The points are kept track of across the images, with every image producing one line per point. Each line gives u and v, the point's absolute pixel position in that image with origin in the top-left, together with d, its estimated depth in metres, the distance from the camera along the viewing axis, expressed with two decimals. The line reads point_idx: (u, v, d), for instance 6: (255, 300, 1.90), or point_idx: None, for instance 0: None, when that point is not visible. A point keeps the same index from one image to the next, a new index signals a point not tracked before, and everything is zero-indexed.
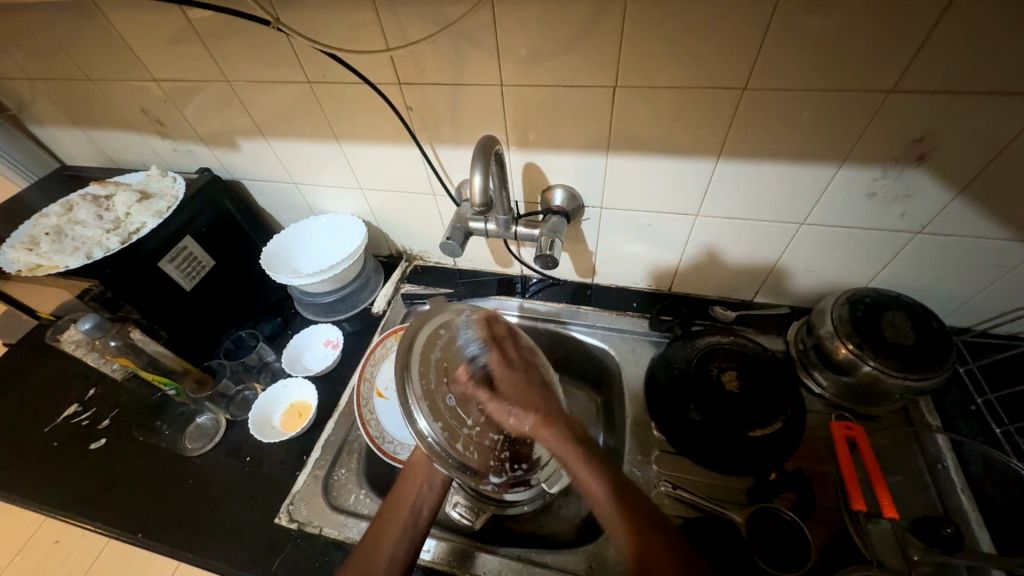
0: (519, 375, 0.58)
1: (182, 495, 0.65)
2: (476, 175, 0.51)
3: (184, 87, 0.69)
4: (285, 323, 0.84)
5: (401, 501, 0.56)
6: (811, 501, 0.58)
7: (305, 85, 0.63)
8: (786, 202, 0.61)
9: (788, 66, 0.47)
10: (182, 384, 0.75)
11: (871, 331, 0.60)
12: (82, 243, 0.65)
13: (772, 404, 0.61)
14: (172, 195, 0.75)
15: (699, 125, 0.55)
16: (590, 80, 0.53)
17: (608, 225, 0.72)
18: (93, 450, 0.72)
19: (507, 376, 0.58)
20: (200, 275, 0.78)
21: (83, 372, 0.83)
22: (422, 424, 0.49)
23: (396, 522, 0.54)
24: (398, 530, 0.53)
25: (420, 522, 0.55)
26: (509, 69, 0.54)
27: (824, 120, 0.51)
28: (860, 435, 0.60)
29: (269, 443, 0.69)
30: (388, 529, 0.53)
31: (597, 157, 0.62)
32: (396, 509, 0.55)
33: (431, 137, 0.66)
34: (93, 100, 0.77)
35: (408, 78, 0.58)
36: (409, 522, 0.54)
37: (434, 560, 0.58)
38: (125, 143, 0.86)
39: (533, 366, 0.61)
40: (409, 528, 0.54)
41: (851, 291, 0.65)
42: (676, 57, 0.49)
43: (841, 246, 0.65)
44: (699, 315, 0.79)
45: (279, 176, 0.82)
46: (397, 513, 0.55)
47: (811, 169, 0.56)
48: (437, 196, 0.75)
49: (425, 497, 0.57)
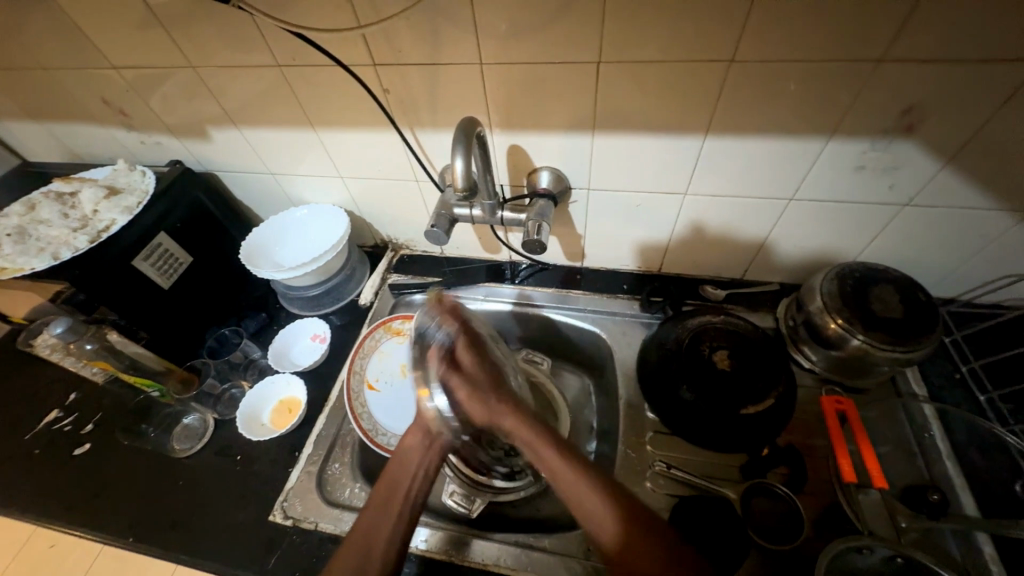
0: (483, 365, 0.59)
1: (173, 498, 0.63)
2: (457, 159, 0.49)
3: (147, 75, 0.66)
4: (270, 319, 0.82)
5: (387, 488, 0.53)
6: (803, 475, 0.58)
7: (275, 70, 0.60)
8: (775, 178, 0.60)
9: (776, 35, 0.46)
10: (165, 385, 0.73)
11: (860, 305, 0.60)
12: (46, 244, 0.62)
13: (764, 381, 0.62)
14: (142, 189, 0.71)
15: (685, 102, 0.53)
16: (573, 57, 0.51)
17: (596, 206, 0.71)
18: (77, 456, 0.70)
19: (470, 376, 0.58)
20: (178, 272, 0.75)
21: (62, 377, 0.81)
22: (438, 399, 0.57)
23: (391, 515, 0.51)
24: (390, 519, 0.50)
25: (414, 509, 0.52)
26: (488, 46, 0.52)
27: (812, 92, 0.50)
28: (849, 408, 0.61)
29: (259, 441, 0.68)
30: (382, 522, 0.50)
31: (583, 137, 0.60)
32: (387, 498, 0.52)
33: (411, 121, 0.63)
34: (50, 91, 0.73)
35: (383, 59, 0.56)
36: (404, 515, 0.51)
37: (429, 548, 0.59)
38: (88, 137, 0.81)
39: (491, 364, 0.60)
40: (403, 515, 0.51)
41: (841, 267, 0.65)
42: (659, 33, 0.47)
43: (830, 221, 0.65)
44: (690, 296, 0.78)
45: (254, 166, 0.78)
46: (389, 501, 0.52)
47: (800, 143, 0.55)
48: (420, 182, 0.73)
49: (417, 488, 0.54)
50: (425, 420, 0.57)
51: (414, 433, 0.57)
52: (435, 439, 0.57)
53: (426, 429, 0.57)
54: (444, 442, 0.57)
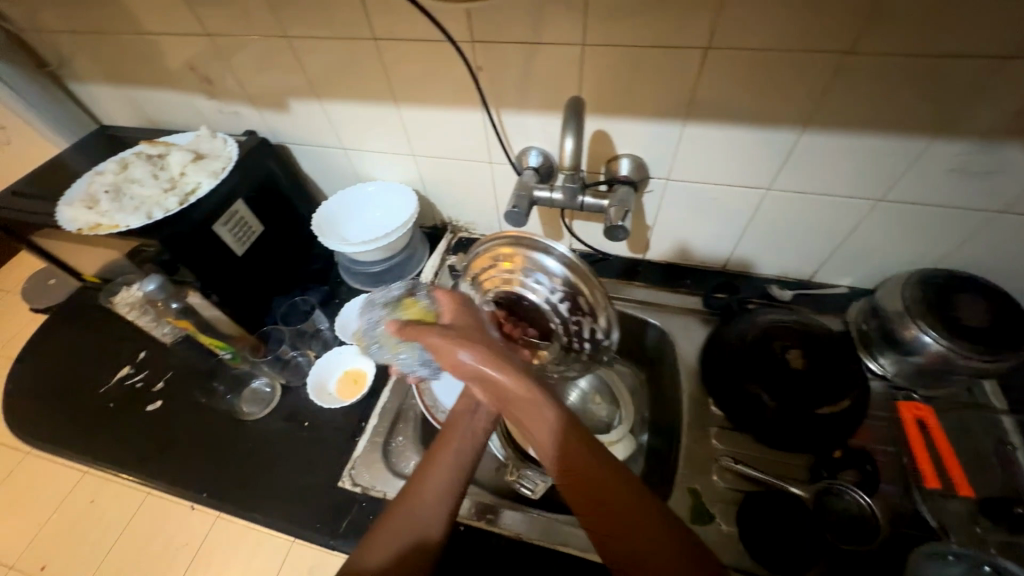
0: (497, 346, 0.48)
1: (244, 457, 0.65)
2: (568, 140, 0.50)
3: (238, 43, 0.67)
4: (332, 292, 0.83)
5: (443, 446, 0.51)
6: (876, 477, 0.57)
7: (370, 43, 0.61)
8: (865, 176, 0.59)
9: (902, 26, 0.45)
10: (236, 348, 0.74)
11: (944, 313, 0.59)
12: (140, 202, 0.65)
13: (840, 382, 0.61)
14: (225, 155, 0.73)
15: (788, 94, 0.53)
16: (680, 42, 0.51)
17: (671, 198, 0.70)
18: (150, 412, 0.72)
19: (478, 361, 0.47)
20: (251, 240, 0.76)
21: (131, 336, 0.83)
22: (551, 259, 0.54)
23: (443, 466, 0.49)
24: (442, 472, 0.48)
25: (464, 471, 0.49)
26: (593, 27, 0.52)
27: (926, 88, 0.49)
28: (928, 416, 0.60)
29: (326, 409, 0.69)
30: (432, 473, 0.48)
31: (673, 125, 0.60)
32: (442, 451, 0.50)
33: (498, 101, 0.63)
34: (140, 56, 0.75)
35: (483, 36, 0.56)
36: (454, 470, 0.49)
37: (465, 513, 0.61)
38: (168, 104, 0.83)
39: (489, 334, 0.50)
40: (451, 471, 0.49)
41: (921, 272, 0.63)
42: (775, 22, 0.47)
43: (916, 225, 0.63)
44: (755, 294, 0.78)
45: (327, 139, 0.80)
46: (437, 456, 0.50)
47: (901, 142, 0.54)
48: (494, 164, 0.73)
49: (469, 449, 0.51)
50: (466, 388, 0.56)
51: (462, 400, 0.56)
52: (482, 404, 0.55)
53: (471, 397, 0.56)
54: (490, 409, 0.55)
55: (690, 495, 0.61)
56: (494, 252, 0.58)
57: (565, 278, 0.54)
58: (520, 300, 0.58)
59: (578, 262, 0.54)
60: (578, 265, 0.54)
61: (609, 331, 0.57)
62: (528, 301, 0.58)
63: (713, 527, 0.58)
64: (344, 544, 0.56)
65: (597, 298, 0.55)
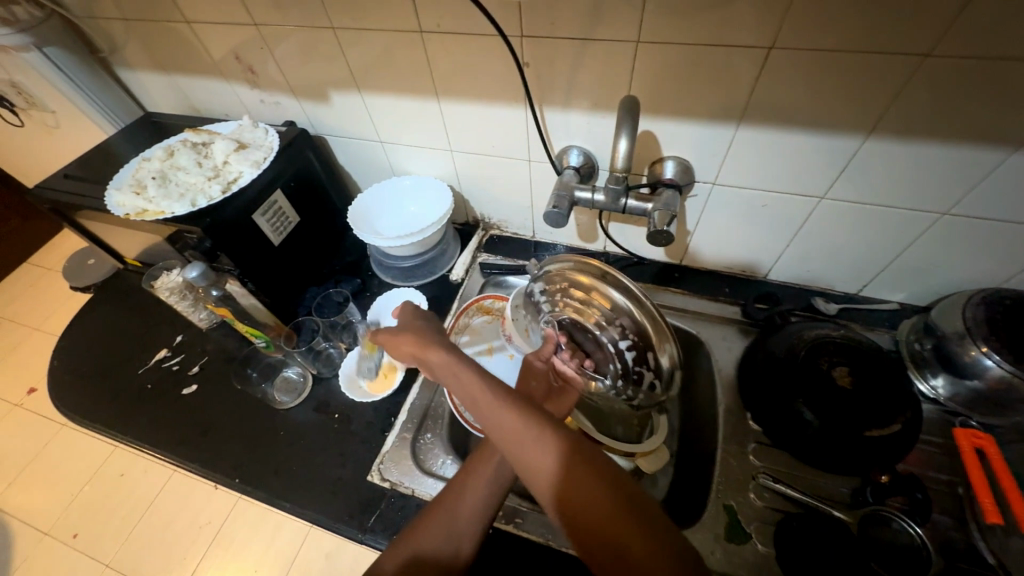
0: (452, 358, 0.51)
1: (275, 446, 0.66)
2: (621, 141, 0.49)
3: (284, 33, 0.67)
4: (363, 285, 0.84)
5: (483, 460, 0.50)
6: (927, 504, 0.54)
7: (416, 36, 0.60)
8: (929, 190, 0.56)
9: (989, 31, 0.41)
10: (270, 336, 0.75)
11: (1012, 337, 0.55)
12: (186, 189, 0.66)
13: (892, 404, 0.58)
14: (267, 145, 0.73)
15: (856, 98, 0.50)
16: (742, 40, 0.48)
17: (716, 203, 0.68)
18: (186, 395, 0.74)
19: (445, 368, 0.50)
20: (287, 231, 0.77)
21: (169, 320, 0.85)
22: (619, 290, 0.54)
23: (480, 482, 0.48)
24: (479, 488, 0.48)
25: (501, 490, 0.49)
26: (649, 24, 0.50)
27: (1012, 97, 0.45)
28: (989, 445, 0.56)
29: (356, 402, 0.69)
30: (470, 486, 0.48)
31: (725, 128, 0.57)
32: (481, 465, 0.49)
33: (543, 98, 0.62)
34: (187, 45, 0.76)
35: (533, 31, 0.54)
36: (492, 486, 0.48)
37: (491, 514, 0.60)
38: (212, 92, 0.85)
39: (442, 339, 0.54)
40: (489, 486, 0.48)
41: (986, 291, 0.59)
42: (848, 22, 0.44)
43: (981, 243, 0.59)
44: (798, 306, 0.75)
45: (365, 132, 0.79)
46: (477, 470, 0.49)
47: (975, 154, 0.51)
48: (532, 162, 0.72)
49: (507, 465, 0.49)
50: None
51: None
52: None
53: None
54: None
55: (726, 512, 0.59)
56: (570, 275, 0.58)
57: (631, 316, 0.54)
58: (583, 330, 0.60)
59: (643, 301, 0.53)
60: (642, 305, 0.53)
61: (668, 384, 0.55)
62: (591, 332, 0.59)
63: (749, 547, 0.56)
64: (372, 539, 0.56)
65: (657, 345, 0.54)
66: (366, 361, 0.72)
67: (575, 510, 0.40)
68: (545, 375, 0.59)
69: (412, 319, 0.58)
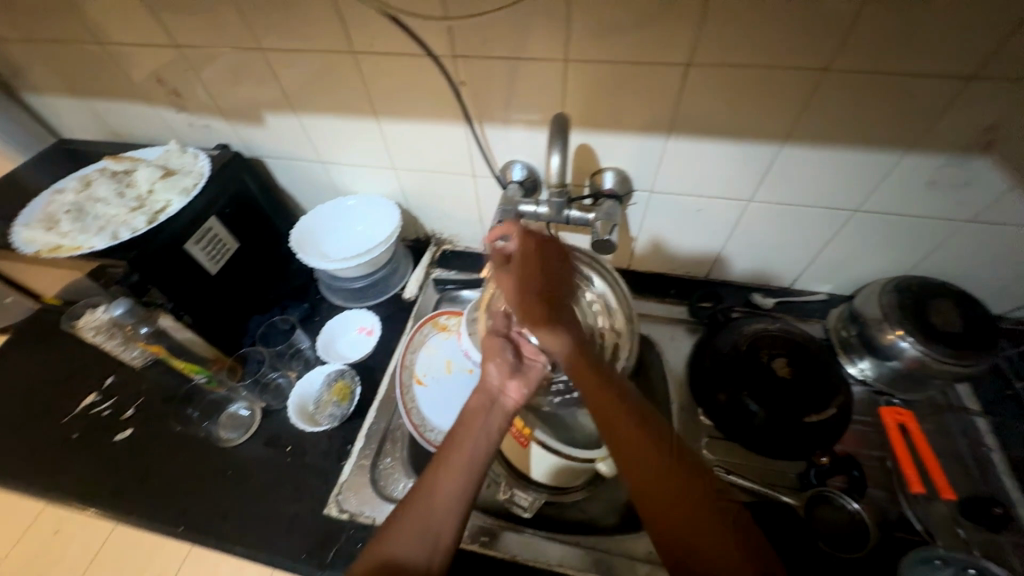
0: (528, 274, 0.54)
1: (223, 487, 0.62)
2: (554, 156, 0.50)
3: (209, 54, 0.64)
4: (312, 309, 0.81)
5: (459, 448, 0.50)
6: (865, 481, 0.58)
7: (349, 56, 0.59)
8: (841, 189, 0.61)
9: (873, 49, 0.46)
10: (212, 371, 0.71)
11: (921, 318, 0.60)
12: (106, 222, 0.62)
13: (826, 389, 0.62)
14: (197, 171, 0.70)
15: (770, 108, 0.53)
16: (663, 57, 0.51)
17: (656, 209, 0.71)
18: (119, 441, 0.68)
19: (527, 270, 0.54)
20: (225, 258, 0.73)
21: (97, 361, 0.79)
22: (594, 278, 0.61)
23: (456, 470, 0.48)
24: (455, 476, 0.48)
25: (474, 480, 0.48)
26: (575, 43, 0.52)
27: (899, 105, 0.50)
28: (910, 420, 0.62)
29: (309, 433, 0.66)
30: (446, 475, 0.48)
31: (656, 139, 0.60)
32: (456, 453, 0.50)
33: (481, 115, 0.62)
34: (102, 67, 0.71)
35: (465, 51, 0.55)
36: (466, 475, 0.48)
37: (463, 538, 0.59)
38: (134, 116, 0.80)
39: (547, 249, 0.56)
40: (463, 476, 0.48)
41: (898, 279, 0.65)
42: (755, 40, 0.48)
43: (890, 235, 0.65)
44: (739, 302, 0.79)
45: (304, 153, 0.77)
46: (452, 459, 0.49)
47: (875, 156, 0.56)
48: (477, 177, 0.72)
49: (480, 446, 0.51)
50: (488, 381, 0.56)
51: (478, 397, 0.56)
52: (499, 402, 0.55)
53: (489, 392, 0.55)
54: (505, 409, 0.54)
55: None
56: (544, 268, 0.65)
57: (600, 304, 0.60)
58: None
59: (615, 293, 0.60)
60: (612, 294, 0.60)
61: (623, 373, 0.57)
62: None
63: None
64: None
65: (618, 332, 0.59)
66: (333, 407, 0.68)
67: (625, 440, 0.46)
68: (501, 350, 0.58)
69: (520, 240, 0.56)
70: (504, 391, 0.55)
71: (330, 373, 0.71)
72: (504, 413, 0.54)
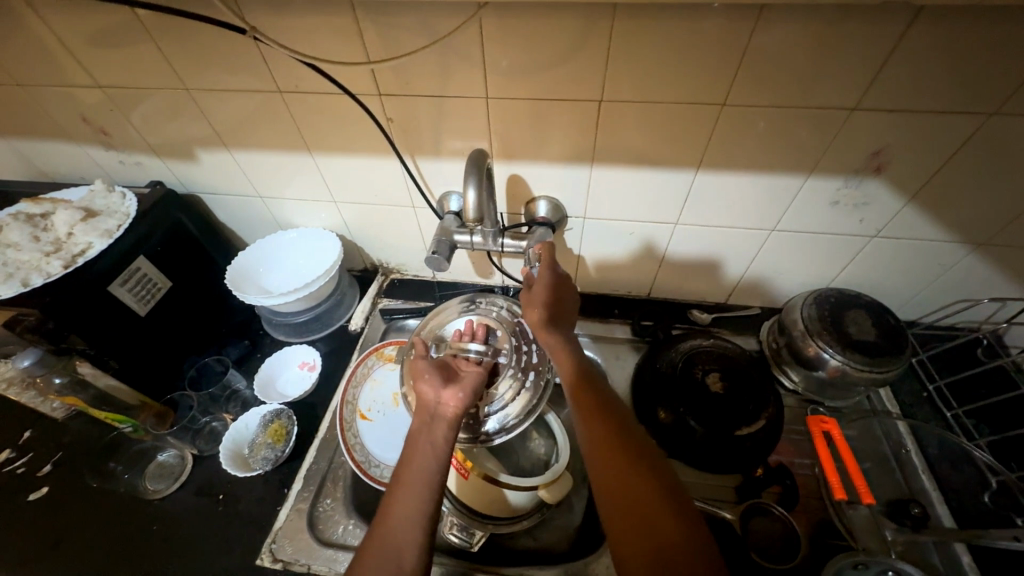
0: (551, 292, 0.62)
1: (147, 543, 0.58)
2: (471, 189, 0.51)
3: (134, 94, 0.64)
4: (252, 347, 0.79)
5: (410, 465, 0.51)
6: (796, 493, 0.60)
7: (276, 95, 0.60)
8: (757, 210, 0.64)
9: (763, 85, 0.50)
10: (139, 420, 0.68)
11: (838, 329, 0.64)
12: (16, 268, 0.59)
13: (755, 402, 0.64)
14: (122, 212, 0.68)
15: (682, 139, 0.57)
16: (577, 93, 0.54)
17: (591, 234, 0.73)
18: (33, 501, 0.63)
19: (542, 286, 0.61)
20: (155, 299, 0.70)
21: (15, 413, 0.74)
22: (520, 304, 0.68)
23: (411, 484, 0.50)
24: (410, 491, 0.49)
25: (433, 494, 0.49)
26: (494, 81, 0.54)
27: (794, 134, 0.54)
28: (833, 427, 0.63)
29: (243, 478, 0.64)
30: (402, 492, 0.49)
31: (582, 168, 0.62)
32: (405, 472, 0.51)
33: (413, 149, 0.64)
34: (22, 107, 0.69)
35: (390, 90, 0.57)
36: (424, 487, 0.50)
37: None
38: (59, 155, 0.77)
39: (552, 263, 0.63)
40: (421, 488, 0.50)
41: (818, 292, 0.69)
42: (658, 78, 0.51)
43: (807, 251, 0.69)
44: (678, 319, 0.81)
45: (241, 188, 0.76)
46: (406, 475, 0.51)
47: (782, 180, 0.60)
48: (417, 208, 0.73)
49: (428, 458, 0.51)
50: (422, 398, 0.56)
51: (418, 416, 0.56)
52: (436, 415, 0.55)
53: (428, 408, 0.55)
54: (445, 416, 0.54)
55: None
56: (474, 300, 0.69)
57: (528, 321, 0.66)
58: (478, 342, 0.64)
59: None
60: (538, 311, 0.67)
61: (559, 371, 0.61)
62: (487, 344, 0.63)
63: None
64: None
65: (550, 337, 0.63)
66: (268, 449, 0.66)
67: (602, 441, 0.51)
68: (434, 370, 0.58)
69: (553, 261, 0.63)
70: (442, 401, 0.55)
71: (267, 415, 0.69)
72: (445, 420, 0.54)
